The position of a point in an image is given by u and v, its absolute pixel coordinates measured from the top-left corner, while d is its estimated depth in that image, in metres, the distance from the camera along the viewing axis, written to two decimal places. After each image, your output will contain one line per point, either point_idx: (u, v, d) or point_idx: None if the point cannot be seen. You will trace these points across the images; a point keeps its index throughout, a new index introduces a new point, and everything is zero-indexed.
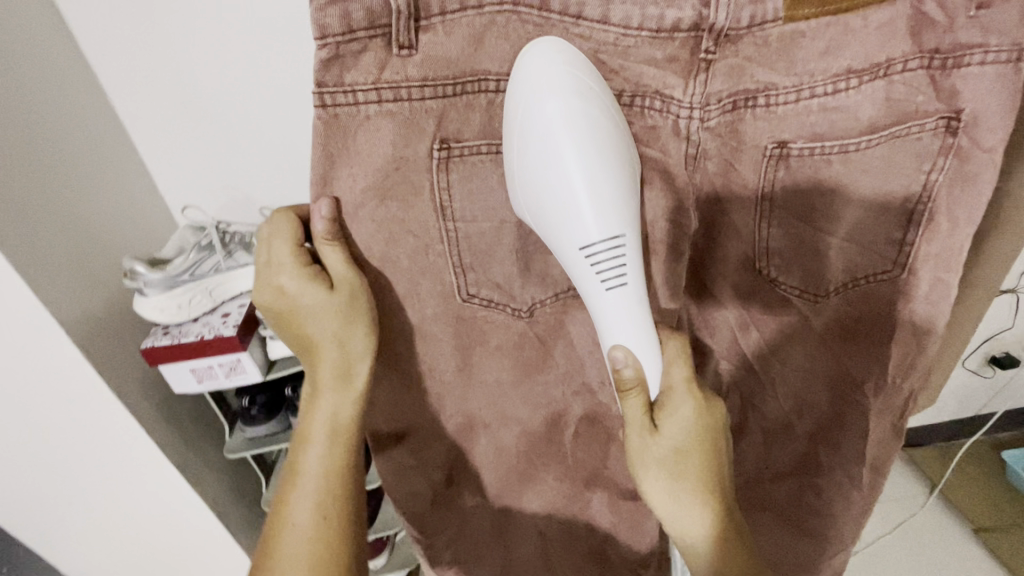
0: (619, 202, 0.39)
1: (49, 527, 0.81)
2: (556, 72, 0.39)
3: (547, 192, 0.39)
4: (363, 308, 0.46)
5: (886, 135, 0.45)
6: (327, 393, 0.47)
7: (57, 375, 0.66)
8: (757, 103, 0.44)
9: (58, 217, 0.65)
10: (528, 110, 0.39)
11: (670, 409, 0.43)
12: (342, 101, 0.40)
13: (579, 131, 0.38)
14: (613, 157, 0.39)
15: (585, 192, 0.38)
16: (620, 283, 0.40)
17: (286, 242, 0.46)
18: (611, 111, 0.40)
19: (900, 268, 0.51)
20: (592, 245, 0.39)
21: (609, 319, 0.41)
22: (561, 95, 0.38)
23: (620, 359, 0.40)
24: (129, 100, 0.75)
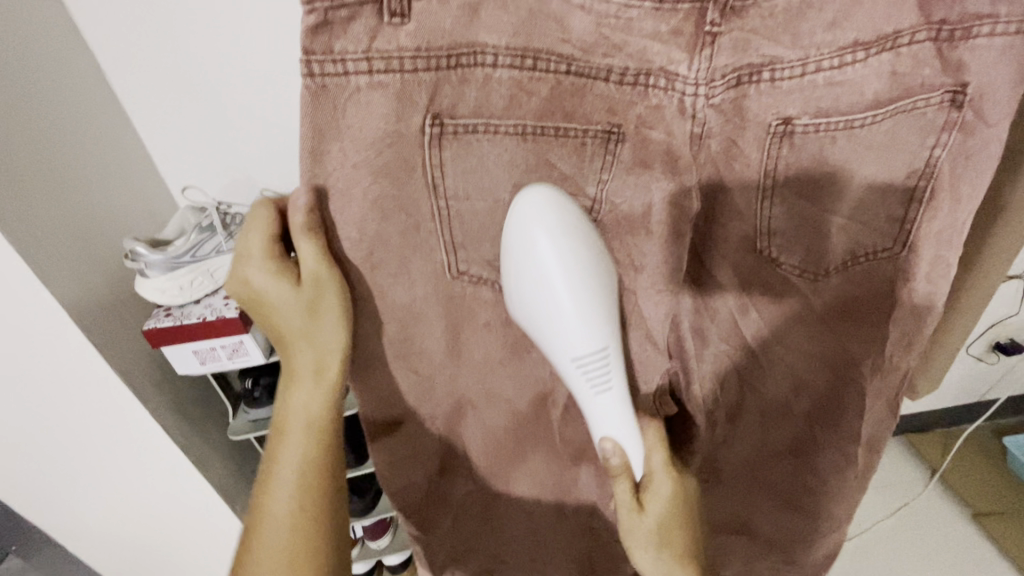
0: (602, 320, 0.43)
1: (54, 508, 0.82)
2: (543, 215, 0.41)
3: (540, 309, 0.42)
4: (332, 302, 0.46)
5: (891, 110, 0.44)
6: (301, 386, 0.49)
7: (57, 354, 0.66)
8: (762, 79, 0.43)
9: (57, 194, 0.65)
10: (521, 247, 0.42)
11: (652, 489, 0.50)
12: (331, 71, 0.39)
13: (569, 270, 0.41)
14: (598, 281, 0.43)
15: (575, 316, 0.42)
16: (606, 387, 0.45)
17: (261, 235, 0.47)
18: (594, 238, 0.43)
19: (901, 247, 0.51)
20: (582, 358, 0.43)
21: (599, 418, 0.46)
22: (551, 236, 0.41)
23: (608, 449, 0.46)
24: (127, 78, 0.74)
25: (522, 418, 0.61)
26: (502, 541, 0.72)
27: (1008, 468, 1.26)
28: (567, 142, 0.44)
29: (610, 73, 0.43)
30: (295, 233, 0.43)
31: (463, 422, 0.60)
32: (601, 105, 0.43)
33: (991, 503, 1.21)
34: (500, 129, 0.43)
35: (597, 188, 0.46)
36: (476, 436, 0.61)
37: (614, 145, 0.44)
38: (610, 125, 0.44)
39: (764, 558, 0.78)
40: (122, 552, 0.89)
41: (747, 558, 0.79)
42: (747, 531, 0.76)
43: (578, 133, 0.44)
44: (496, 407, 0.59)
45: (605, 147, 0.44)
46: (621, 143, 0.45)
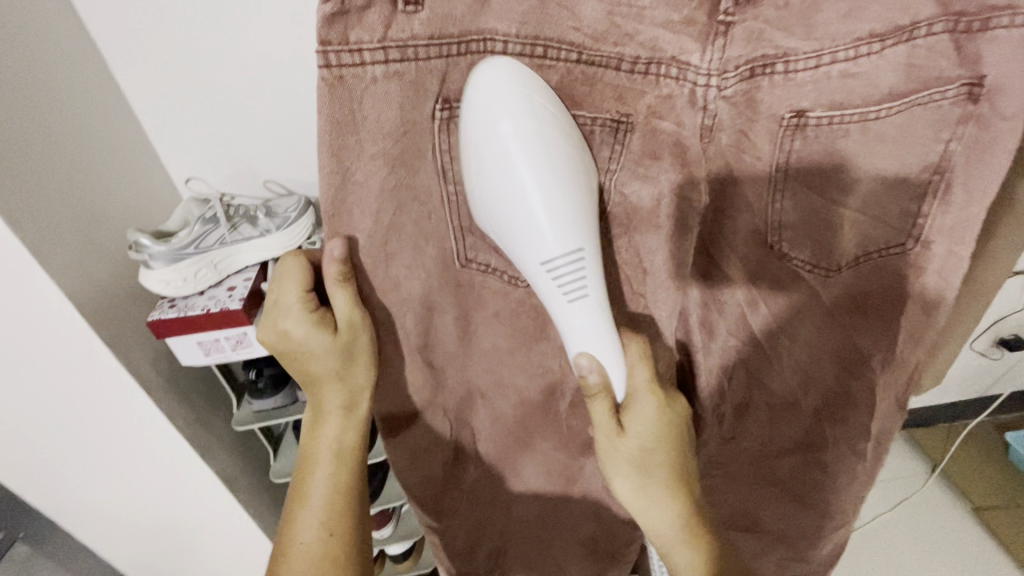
0: (575, 216, 0.40)
1: (62, 499, 0.82)
2: (506, 90, 0.39)
3: (507, 203, 0.40)
4: (364, 348, 0.49)
5: (906, 102, 0.44)
6: (331, 420, 0.52)
7: (64, 344, 0.66)
8: (775, 70, 0.43)
9: (60, 185, 0.64)
10: (482, 127, 0.39)
11: (633, 409, 0.47)
12: (348, 61, 0.38)
13: (535, 154, 0.39)
14: (569, 169, 0.40)
15: (540, 204, 0.39)
16: (581, 295, 0.42)
17: (295, 286, 0.48)
18: (565, 124, 0.41)
19: (914, 242, 0.50)
20: (553, 259, 0.40)
21: (573, 328, 0.43)
22: (514, 116, 0.39)
23: (585, 365, 0.44)
24: (130, 67, 0.74)
25: (528, 410, 0.61)
26: (506, 528, 0.73)
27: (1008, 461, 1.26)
28: (577, 132, 0.44)
29: (622, 61, 0.42)
30: (330, 283, 0.45)
31: (473, 412, 0.60)
32: (612, 94, 0.43)
33: (988, 497, 1.21)
34: None
35: (604, 176, 0.46)
36: (487, 428, 0.62)
37: (623, 135, 0.44)
38: (618, 113, 0.43)
39: (772, 551, 0.79)
40: (128, 541, 0.90)
41: (755, 552, 0.80)
42: (755, 527, 0.77)
43: (588, 123, 0.44)
44: (503, 399, 0.59)
45: (614, 137, 0.44)
46: (630, 133, 0.44)
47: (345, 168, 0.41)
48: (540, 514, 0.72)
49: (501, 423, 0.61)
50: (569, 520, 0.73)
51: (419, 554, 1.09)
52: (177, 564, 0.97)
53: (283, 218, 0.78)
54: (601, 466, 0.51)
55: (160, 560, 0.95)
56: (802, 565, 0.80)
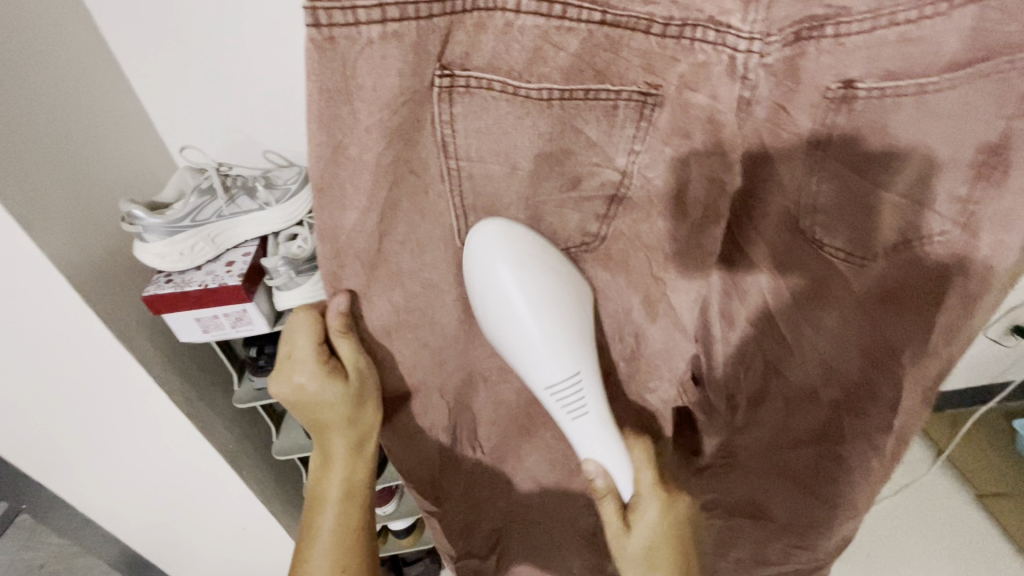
0: (570, 345, 0.44)
1: (63, 472, 0.82)
2: (498, 245, 0.42)
3: (514, 340, 0.43)
4: (371, 393, 0.50)
5: (970, 73, 0.39)
6: (340, 463, 0.53)
7: (60, 320, 0.64)
8: (823, 34, 0.38)
9: (52, 154, 0.61)
10: (483, 282, 0.42)
11: (638, 512, 0.47)
12: (340, 21, 0.33)
13: (530, 298, 0.42)
14: (564, 303, 0.44)
15: (540, 338, 0.43)
16: (583, 412, 0.46)
17: (308, 340, 0.47)
18: (556, 268, 0.44)
19: (960, 228, 0.46)
20: (554, 386, 0.44)
21: (582, 440, 0.47)
22: (510, 266, 0.42)
23: (591, 471, 0.47)
24: (120, 26, 0.69)
25: (532, 393, 0.58)
26: (507, 513, 0.71)
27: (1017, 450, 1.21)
28: (598, 104, 0.40)
29: (652, 22, 0.37)
30: (331, 334, 0.46)
31: (474, 395, 0.57)
32: (637, 61, 0.39)
33: (1000, 483, 1.17)
34: (520, 92, 0.39)
35: (626, 160, 0.43)
36: (489, 410, 0.59)
37: (649, 110, 0.40)
38: (647, 85, 0.39)
39: (778, 540, 0.77)
40: (131, 514, 0.90)
41: (760, 538, 0.78)
42: (762, 514, 0.74)
43: (611, 96, 0.40)
44: (507, 381, 0.57)
45: (640, 112, 0.40)
46: (658, 108, 0.40)
47: (339, 141, 0.37)
48: (543, 498, 0.70)
49: (501, 409, 0.59)
50: (573, 506, 0.71)
51: (421, 531, 1.08)
52: (180, 538, 0.97)
53: (282, 191, 0.75)
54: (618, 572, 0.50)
55: (163, 532, 0.95)
56: (809, 554, 0.77)
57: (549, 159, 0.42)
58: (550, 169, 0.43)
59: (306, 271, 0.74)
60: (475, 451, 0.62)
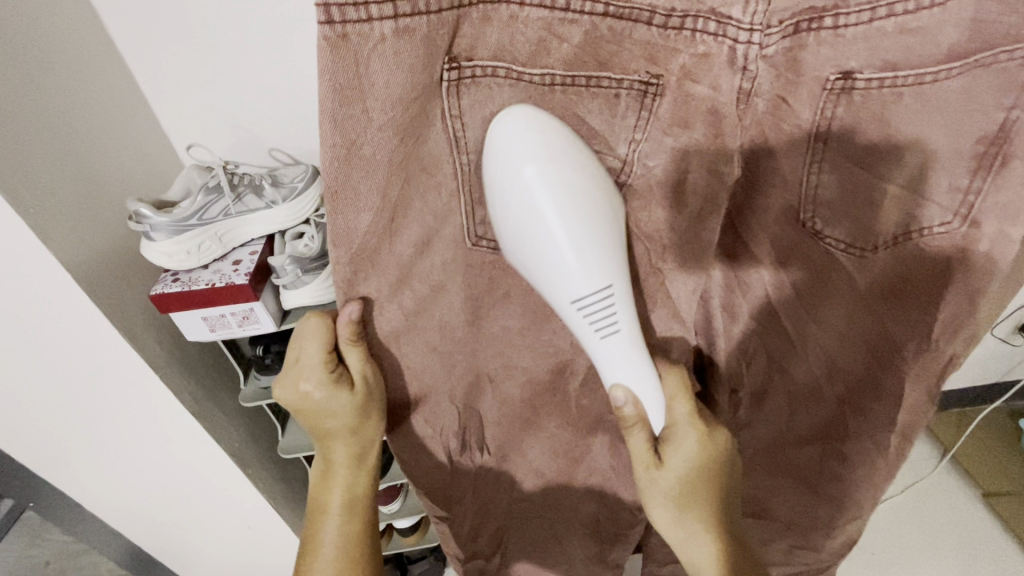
0: (601, 254, 0.39)
1: (70, 469, 0.82)
2: (520, 140, 0.38)
3: (538, 245, 0.39)
4: (375, 403, 0.51)
5: (969, 63, 0.40)
6: (343, 471, 0.55)
7: (67, 317, 0.65)
8: (823, 25, 0.39)
9: (59, 154, 0.62)
10: (506, 180, 0.38)
11: (674, 442, 0.47)
12: (353, 17, 0.34)
13: (558, 197, 0.38)
14: (596, 209, 0.39)
15: (567, 242, 0.38)
16: (612, 330, 0.42)
17: (317, 347, 0.49)
18: (588, 167, 0.40)
19: (961, 221, 0.46)
20: (582, 299, 0.39)
21: (608, 363, 0.43)
22: (537, 162, 0.38)
23: (619, 397, 0.44)
24: (129, 26, 0.70)
25: (538, 391, 0.59)
26: (511, 508, 0.71)
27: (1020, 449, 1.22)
28: (600, 93, 0.40)
29: (654, 14, 0.38)
30: (343, 344, 0.47)
31: (481, 398, 0.57)
32: (640, 53, 0.39)
33: (1001, 483, 1.18)
34: (524, 78, 0.39)
35: (627, 148, 0.43)
36: (494, 411, 0.59)
37: (650, 100, 0.41)
38: (648, 76, 0.40)
39: (781, 540, 0.77)
40: (136, 512, 0.90)
41: (764, 538, 0.78)
42: (765, 513, 0.75)
43: (612, 83, 0.40)
44: (513, 379, 0.57)
45: (641, 101, 0.41)
46: (659, 98, 0.41)
47: (351, 140, 0.38)
48: (546, 495, 0.70)
49: (508, 407, 0.59)
50: (576, 502, 0.71)
51: (425, 530, 1.09)
52: (185, 537, 0.97)
53: (289, 188, 0.76)
54: (641, 498, 0.51)
55: (168, 530, 0.95)
56: (812, 555, 0.77)
57: None
58: None
59: (313, 269, 0.75)
60: (480, 449, 0.62)
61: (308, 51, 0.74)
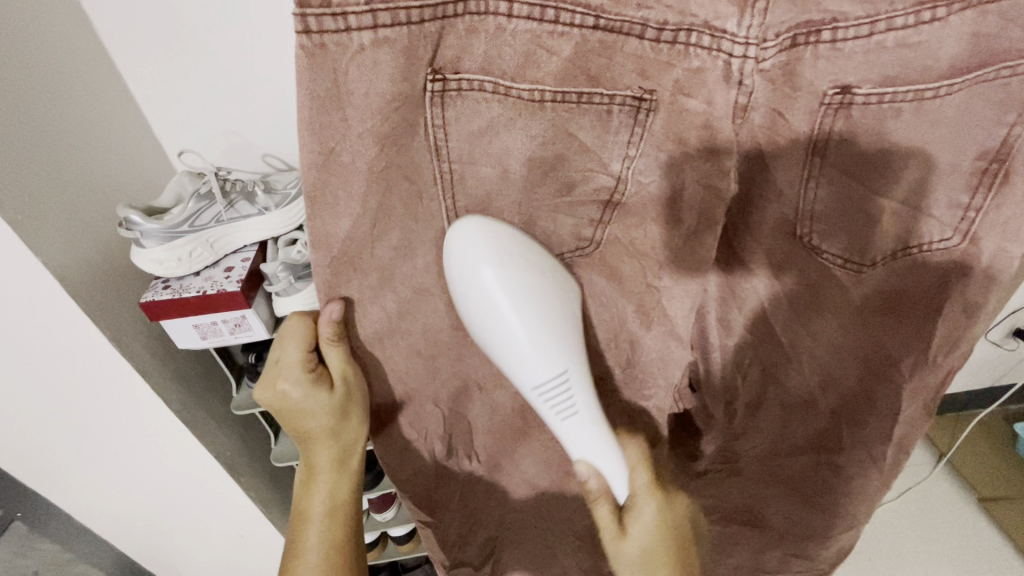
0: (556, 342, 0.42)
1: (59, 480, 0.81)
2: (478, 243, 0.40)
3: (498, 340, 0.42)
4: (357, 405, 0.50)
5: (971, 79, 0.39)
6: (324, 476, 0.54)
7: (56, 327, 0.64)
8: (820, 39, 0.38)
9: (47, 163, 0.61)
10: (463, 280, 0.41)
11: (635, 512, 0.47)
12: (331, 27, 0.33)
13: (515, 298, 0.41)
14: (549, 305, 0.42)
15: (524, 334, 0.41)
16: (571, 411, 0.44)
17: (296, 347, 0.49)
18: (541, 267, 0.42)
19: (961, 237, 0.45)
20: (542, 385, 0.42)
21: (573, 440, 0.46)
22: (492, 265, 0.40)
23: (583, 472, 0.46)
24: (116, 30, 0.69)
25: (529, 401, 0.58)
26: (504, 520, 0.70)
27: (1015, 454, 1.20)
28: (592, 108, 0.40)
29: (646, 27, 0.37)
30: (323, 343, 0.46)
31: (469, 406, 0.57)
32: (632, 66, 0.38)
33: (995, 488, 1.16)
34: (512, 92, 0.38)
35: (622, 165, 0.42)
36: (484, 419, 0.59)
37: (644, 116, 0.40)
38: (641, 90, 0.39)
39: (775, 549, 0.76)
40: (126, 521, 0.89)
41: (757, 548, 0.76)
42: (760, 522, 0.73)
43: (604, 100, 0.39)
44: (504, 390, 0.56)
45: (634, 117, 0.40)
46: (653, 113, 0.40)
47: (329, 148, 0.37)
48: (539, 506, 0.69)
49: (499, 417, 0.59)
50: (569, 512, 0.70)
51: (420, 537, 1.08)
52: (177, 546, 0.96)
53: (282, 195, 0.75)
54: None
55: (159, 540, 0.94)
56: (806, 564, 0.76)
57: (541, 165, 0.42)
58: (543, 176, 0.42)
59: (305, 277, 0.74)
60: (470, 458, 0.61)
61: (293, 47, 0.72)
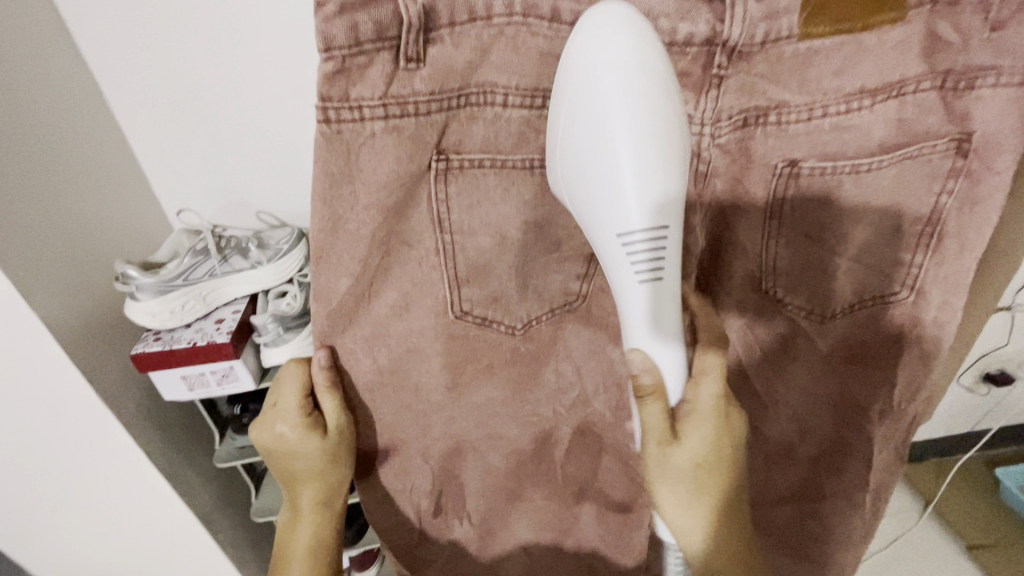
0: (663, 188, 0.35)
1: (34, 539, 0.79)
2: (616, 44, 0.34)
3: (594, 163, 0.36)
4: (347, 448, 0.52)
5: (899, 156, 0.45)
6: (308, 517, 0.53)
7: (45, 379, 0.64)
8: (768, 121, 0.43)
9: (44, 222, 0.63)
10: (582, 79, 0.35)
11: (694, 421, 0.41)
12: (348, 117, 0.38)
13: (634, 113, 0.34)
14: (669, 133, 0.35)
15: (629, 166, 0.35)
16: (655, 278, 0.37)
17: (293, 393, 0.50)
18: (673, 97, 0.36)
19: (909, 291, 0.51)
20: (630, 232, 0.36)
21: (636, 313, 0.38)
22: (620, 72, 0.34)
23: (636, 364, 0.39)
24: (128, 101, 0.74)
25: (521, 459, 0.59)
26: None
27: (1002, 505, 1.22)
28: None
29: None
30: (318, 391, 0.48)
31: (462, 466, 0.58)
32: None
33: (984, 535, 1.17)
34: (508, 163, 0.42)
35: None
36: (477, 479, 0.59)
37: None
38: None
39: None
40: None
41: None
42: None
43: None
44: (496, 451, 0.57)
45: None
46: None
47: (337, 216, 0.41)
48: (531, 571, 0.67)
49: (491, 475, 0.59)
50: None
51: None
52: None
53: (274, 250, 0.77)
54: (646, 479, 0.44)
55: None
56: None
57: (534, 228, 0.45)
58: (536, 238, 0.46)
59: (294, 328, 0.75)
60: (460, 515, 0.61)
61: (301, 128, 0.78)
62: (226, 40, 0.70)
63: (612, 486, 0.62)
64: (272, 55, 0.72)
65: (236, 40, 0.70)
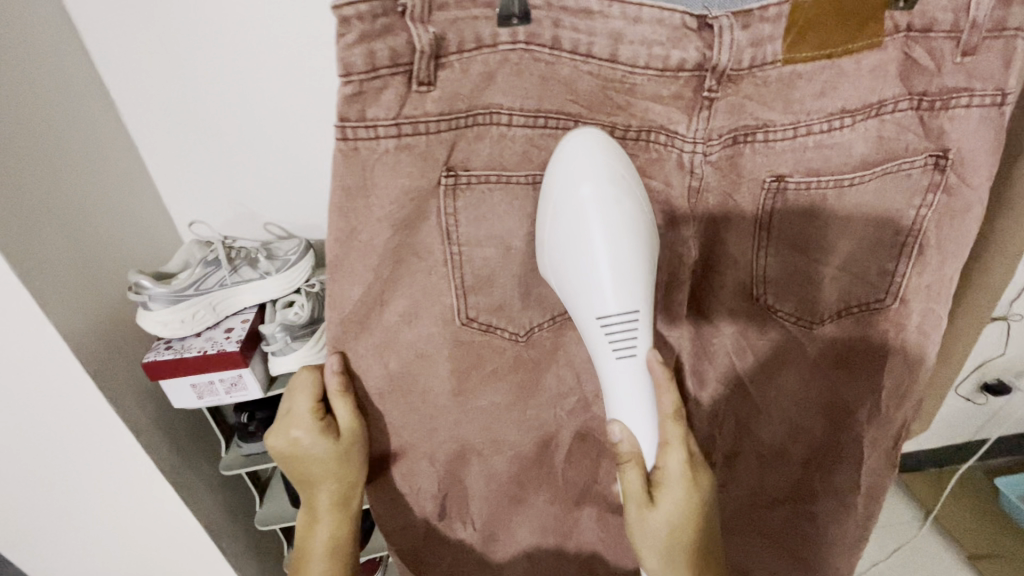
0: (636, 276, 0.40)
1: (43, 546, 0.81)
2: (590, 161, 0.40)
3: (575, 258, 0.40)
4: (360, 451, 0.53)
5: (879, 172, 0.47)
6: (325, 517, 0.56)
7: (60, 388, 0.66)
8: (755, 139, 0.46)
9: (60, 235, 0.65)
10: (562, 189, 0.40)
11: (665, 489, 0.43)
12: (363, 136, 0.40)
13: (609, 220, 0.39)
14: (639, 232, 0.40)
15: (606, 260, 0.40)
16: (630, 353, 0.42)
17: (307, 399, 0.52)
18: (641, 202, 0.41)
19: (893, 298, 0.53)
20: (608, 316, 0.41)
21: (614, 386, 0.43)
22: (593, 184, 0.40)
23: (616, 433, 0.43)
24: (143, 119, 0.76)
25: (525, 463, 0.61)
26: None
27: (1003, 514, 1.23)
28: None
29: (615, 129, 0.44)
30: (331, 396, 0.50)
31: (466, 470, 0.59)
32: None
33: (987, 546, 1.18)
34: (512, 179, 0.45)
35: None
36: (481, 483, 0.61)
37: None
38: None
39: None
40: None
41: None
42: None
43: None
44: (500, 456, 0.59)
45: None
46: None
47: (352, 228, 0.43)
48: None
49: (494, 480, 0.61)
50: None
51: None
52: None
53: (282, 261, 0.79)
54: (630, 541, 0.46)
55: None
56: None
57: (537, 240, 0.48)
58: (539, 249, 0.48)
59: (302, 337, 0.77)
60: (464, 518, 0.63)
61: (307, 143, 0.80)
62: (243, 63, 0.73)
63: (613, 489, 0.64)
64: (284, 74, 0.74)
65: (254, 64, 0.73)
